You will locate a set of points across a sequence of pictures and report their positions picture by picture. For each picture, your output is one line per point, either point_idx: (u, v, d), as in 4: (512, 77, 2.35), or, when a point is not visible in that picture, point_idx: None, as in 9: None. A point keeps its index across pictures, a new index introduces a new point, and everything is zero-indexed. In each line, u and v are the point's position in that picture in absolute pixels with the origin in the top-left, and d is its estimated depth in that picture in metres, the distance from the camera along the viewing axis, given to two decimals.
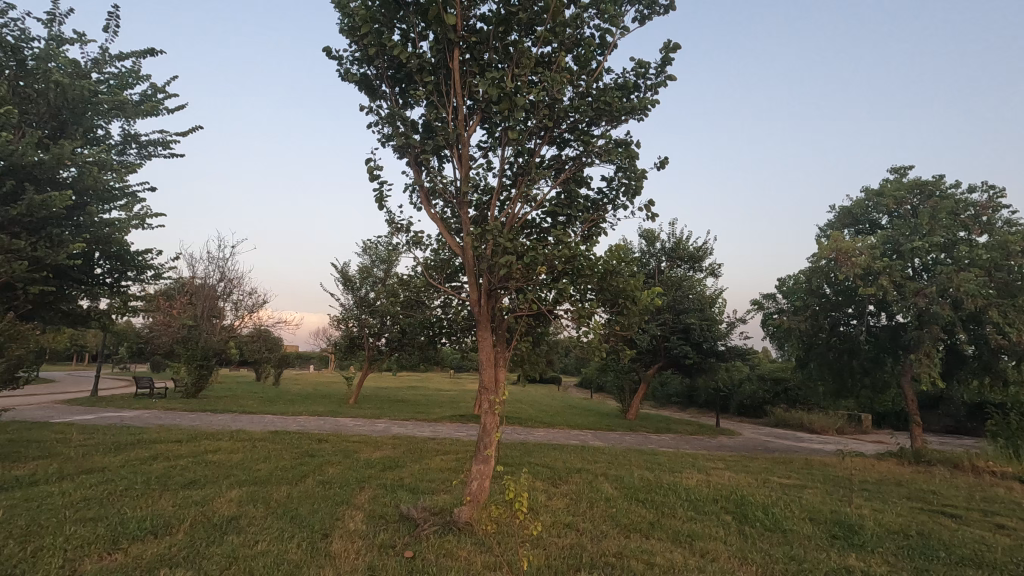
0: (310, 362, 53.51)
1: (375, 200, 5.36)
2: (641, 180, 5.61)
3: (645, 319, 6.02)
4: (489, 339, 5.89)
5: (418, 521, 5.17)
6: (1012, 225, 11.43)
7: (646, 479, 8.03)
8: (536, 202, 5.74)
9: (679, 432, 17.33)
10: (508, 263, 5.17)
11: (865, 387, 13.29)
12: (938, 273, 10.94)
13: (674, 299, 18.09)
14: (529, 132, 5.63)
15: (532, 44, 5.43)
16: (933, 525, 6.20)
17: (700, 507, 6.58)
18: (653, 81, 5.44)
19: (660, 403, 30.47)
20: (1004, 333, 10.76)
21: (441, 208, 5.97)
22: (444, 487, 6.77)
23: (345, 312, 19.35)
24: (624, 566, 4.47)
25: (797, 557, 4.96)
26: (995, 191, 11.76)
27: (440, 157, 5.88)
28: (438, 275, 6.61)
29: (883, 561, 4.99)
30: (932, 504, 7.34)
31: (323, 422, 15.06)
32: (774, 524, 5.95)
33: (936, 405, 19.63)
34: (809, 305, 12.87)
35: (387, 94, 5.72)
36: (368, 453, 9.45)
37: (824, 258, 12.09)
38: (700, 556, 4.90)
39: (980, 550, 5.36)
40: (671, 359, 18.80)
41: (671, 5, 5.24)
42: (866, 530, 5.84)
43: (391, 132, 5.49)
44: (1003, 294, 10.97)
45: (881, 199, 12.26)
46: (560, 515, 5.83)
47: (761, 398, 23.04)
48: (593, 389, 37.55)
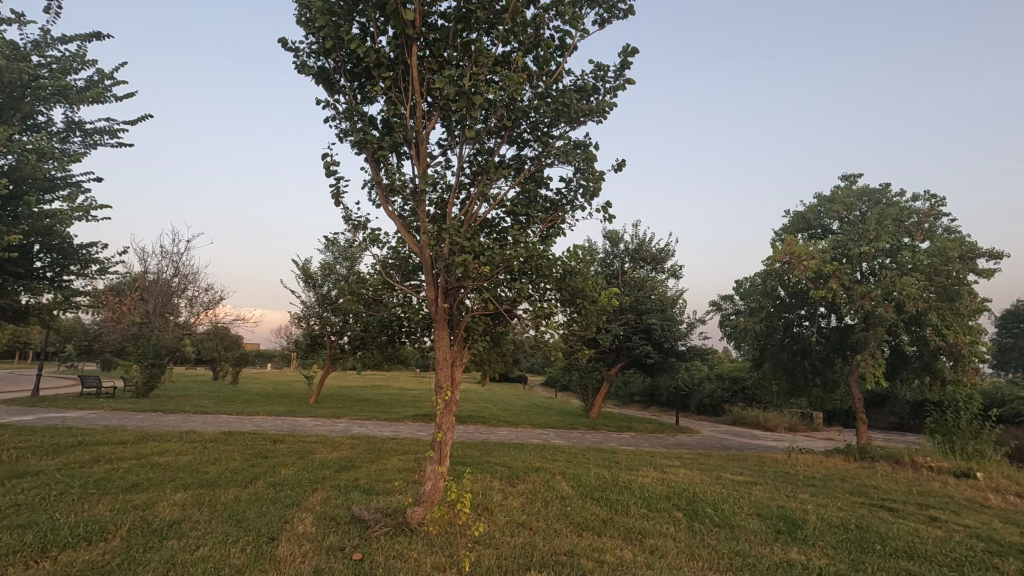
0: (269, 360, 52.21)
1: (331, 196, 5.27)
2: (599, 182, 5.67)
3: (604, 319, 6.08)
4: (446, 338, 5.85)
5: (369, 523, 5.10)
6: (952, 232, 12.04)
7: (603, 478, 8.12)
8: (495, 202, 5.72)
9: (640, 430, 17.58)
10: (464, 262, 5.15)
11: (816, 386, 13.78)
12: (883, 277, 11.43)
13: (637, 300, 18.37)
14: (488, 132, 5.62)
15: (493, 43, 5.40)
16: (871, 518, 6.48)
17: (653, 504, 6.70)
18: (611, 85, 5.51)
19: (623, 401, 30.91)
20: (942, 335, 11.32)
21: (400, 206, 5.90)
22: (399, 488, 6.69)
23: (306, 310, 19.11)
24: (574, 565, 4.50)
25: (742, 552, 5.10)
26: (936, 200, 12.37)
27: (399, 154, 5.82)
28: (397, 274, 6.55)
29: (823, 554, 5.18)
30: (873, 498, 7.67)
31: (281, 422, 14.73)
32: (723, 520, 6.11)
33: (882, 403, 20.54)
34: (763, 307, 13.28)
35: (345, 88, 5.61)
36: (325, 453, 9.28)
37: (778, 261, 12.46)
38: (649, 553, 4.98)
39: (912, 542, 5.62)
40: (632, 359, 19.07)
41: (629, 10, 5.32)
42: (809, 524, 6.06)
43: (349, 127, 5.40)
44: (942, 298, 11.55)
45: (832, 205, 12.73)
46: (515, 514, 5.84)
47: (719, 397, 23.64)
48: (558, 387, 37.86)
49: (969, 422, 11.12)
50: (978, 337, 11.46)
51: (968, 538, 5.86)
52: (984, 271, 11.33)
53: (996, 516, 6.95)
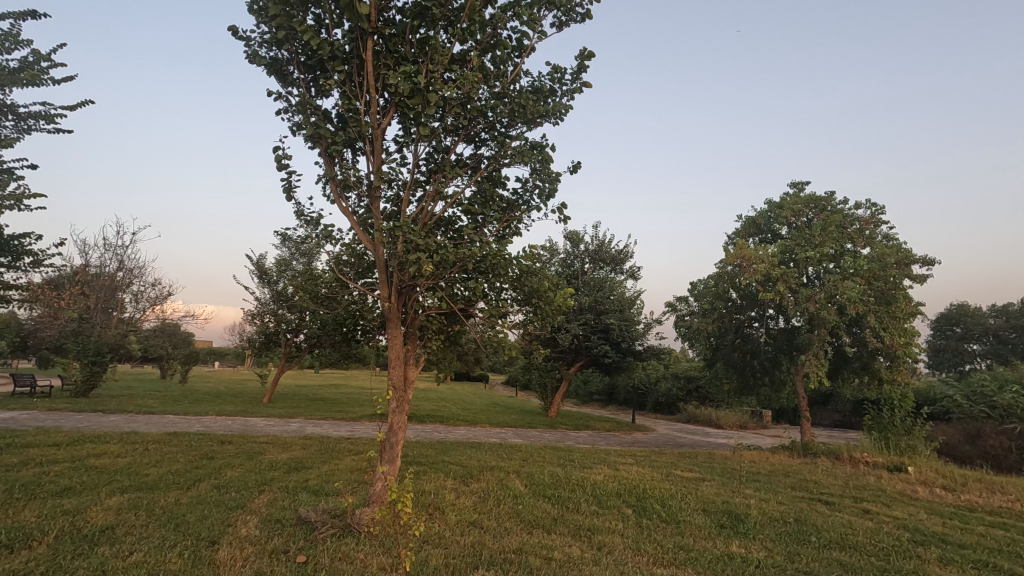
0: (223, 359, 50.72)
1: (283, 191, 5.14)
2: (554, 183, 5.73)
3: (560, 320, 6.15)
4: (400, 337, 5.78)
5: (316, 524, 5.00)
6: (890, 240, 12.69)
7: (556, 476, 8.23)
8: (450, 200, 5.69)
9: (597, 429, 17.83)
10: (418, 261, 5.09)
11: (765, 385, 14.27)
12: (827, 281, 11.95)
13: (596, 300, 18.63)
14: (445, 129, 5.59)
15: (450, 40, 5.38)
16: (809, 512, 6.78)
17: (604, 501, 6.84)
18: (568, 87, 5.57)
19: (581, 400, 31.35)
20: (880, 337, 11.93)
21: (355, 203, 5.79)
22: (350, 488, 6.60)
23: (260, 307, 18.58)
24: (523, 562, 4.54)
25: (686, 546, 5.25)
26: (877, 208, 13.01)
27: (354, 150, 5.73)
28: (352, 271, 6.44)
29: (762, 546, 5.40)
30: (812, 492, 8.02)
31: (231, 422, 14.30)
32: (670, 516, 6.28)
33: (825, 401, 21.47)
34: (715, 309, 13.71)
35: (298, 81, 5.47)
36: (275, 454, 9.04)
37: (729, 264, 12.88)
38: (597, 549, 5.07)
39: (845, 533, 5.91)
40: (591, 358, 19.33)
41: (587, 14, 5.38)
42: (751, 518, 6.28)
43: (302, 120, 5.27)
44: (880, 302, 12.16)
45: (781, 211, 13.20)
46: (466, 513, 5.84)
47: (675, 396, 24.22)
48: (518, 386, 37.91)
49: (902, 419, 11.79)
50: (912, 339, 12.14)
51: (896, 529, 6.19)
52: (918, 276, 12.00)
53: (923, 508, 7.37)
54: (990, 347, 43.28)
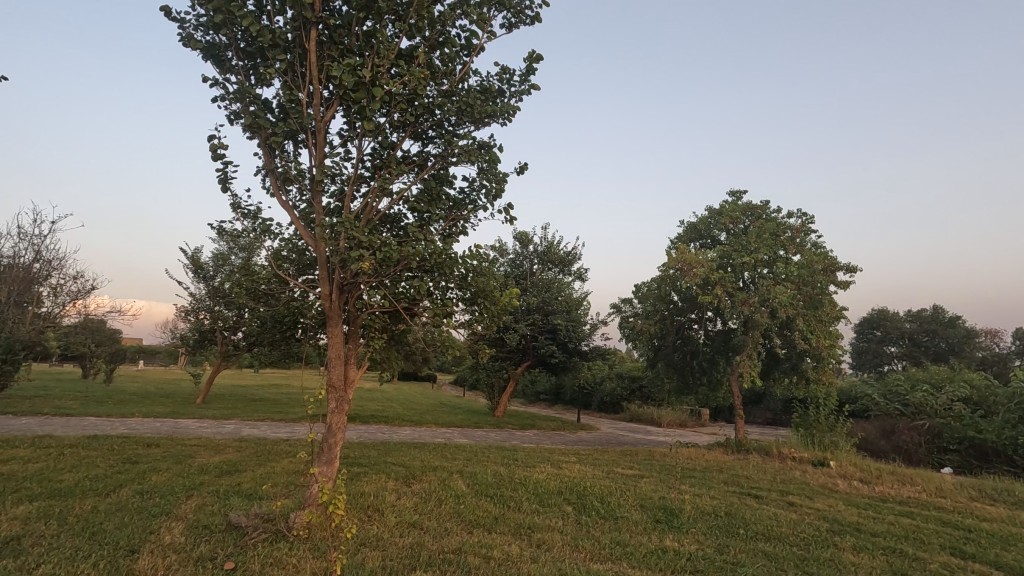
0: (153, 358, 47.99)
1: (218, 182, 4.91)
2: (501, 184, 5.75)
3: (505, 320, 6.16)
4: (341, 336, 5.62)
5: (247, 529, 4.79)
6: (818, 247, 13.45)
7: (499, 475, 8.25)
8: (395, 197, 5.61)
9: (543, 428, 17.99)
10: (360, 258, 4.97)
11: (703, 385, 14.79)
12: (760, 286, 12.57)
13: (543, 300, 18.82)
14: (390, 125, 5.50)
15: (397, 35, 5.30)
16: (739, 505, 7.10)
17: (545, 499, 6.92)
18: (517, 88, 5.61)
19: (529, 400, 31.59)
20: (807, 339, 12.64)
21: (296, 197, 5.60)
22: (286, 491, 6.39)
23: (195, 303, 17.69)
24: (461, 562, 4.52)
25: (621, 541, 5.38)
26: (807, 218, 13.76)
27: (296, 142, 5.55)
28: (292, 267, 6.23)
29: (694, 539, 5.61)
30: (743, 487, 8.40)
31: (160, 424, 13.54)
32: (609, 512, 6.44)
33: (758, 400, 22.54)
34: (658, 311, 14.13)
35: (237, 68, 5.24)
36: (207, 457, 8.64)
37: (671, 268, 13.31)
38: (536, 547, 5.13)
39: (771, 525, 6.22)
40: (538, 358, 19.51)
41: (536, 17, 5.43)
42: (685, 513, 6.52)
43: (240, 109, 5.06)
44: (808, 306, 12.90)
45: (720, 218, 13.75)
46: (407, 514, 5.76)
47: (619, 395, 24.78)
48: (466, 386, 37.68)
49: (826, 416, 12.55)
50: (836, 341, 12.93)
51: (816, 520, 6.58)
52: (842, 282, 12.79)
53: (841, 499, 7.87)
54: (907, 349, 46.59)
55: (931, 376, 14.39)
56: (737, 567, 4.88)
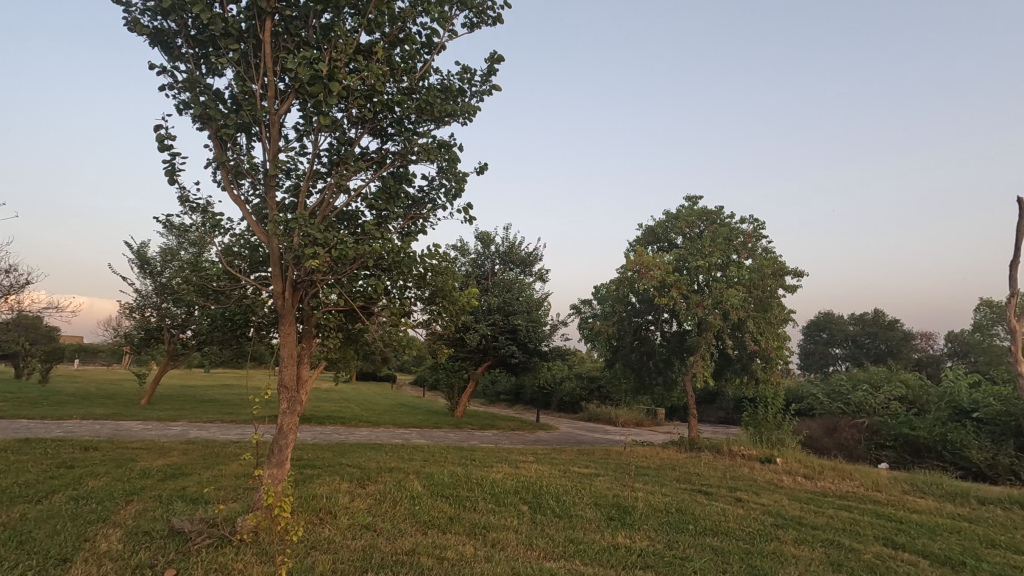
0: (94, 357, 45.63)
1: (166, 174, 4.72)
2: (460, 183, 5.73)
3: (464, 320, 6.14)
4: (294, 335, 5.48)
5: (191, 534, 4.62)
6: (768, 252, 13.96)
7: (455, 475, 8.22)
8: (352, 194, 5.51)
9: (502, 428, 18.01)
10: (315, 255, 4.86)
11: (658, 385, 15.11)
12: (713, 289, 12.95)
13: (504, 300, 18.86)
14: (348, 120, 5.41)
15: (355, 29, 5.21)
16: (689, 502, 7.30)
17: (501, 499, 6.94)
18: (478, 88, 5.61)
19: (488, 400, 31.59)
20: (757, 341, 13.12)
21: (248, 191, 5.43)
22: (235, 494, 6.19)
23: (141, 300, 16.92)
24: (415, 563, 4.50)
25: (575, 539, 5.45)
26: (759, 224, 14.26)
27: (250, 135, 5.38)
28: (245, 263, 6.04)
29: (645, 536, 5.74)
30: (694, 484, 8.65)
31: (100, 426, 12.89)
32: (563, 510, 6.51)
33: (711, 400, 23.22)
34: (616, 312, 14.39)
35: (187, 55, 5.03)
36: (150, 460, 8.28)
37: (629, 270, 13.58)
38: (490, 546, 5.14)
39: (719, 520, 6.43)
40: (498, 358, 19.53)
41: (498, 18, 5.45)
42: (637, 510, 6.65)
43: (190, 99, 4.88)
44: (758, 308, 13.37)
45: (677, 222, 14.10)
46: (360, 516, 5.68)
47: (578, 395, 25.07)
48: (426, 386, 37.31)
49: (773, 415, 13.05)
50: (784, 342, 13.46)
51: (762, 515, 6.83)
52: (790, 287, 13.31)
53: (785, 494, 8.21)
54: (850, 351, 48.94)
55: (871, 377, 15.22)
56: (686, 561, 5.02)
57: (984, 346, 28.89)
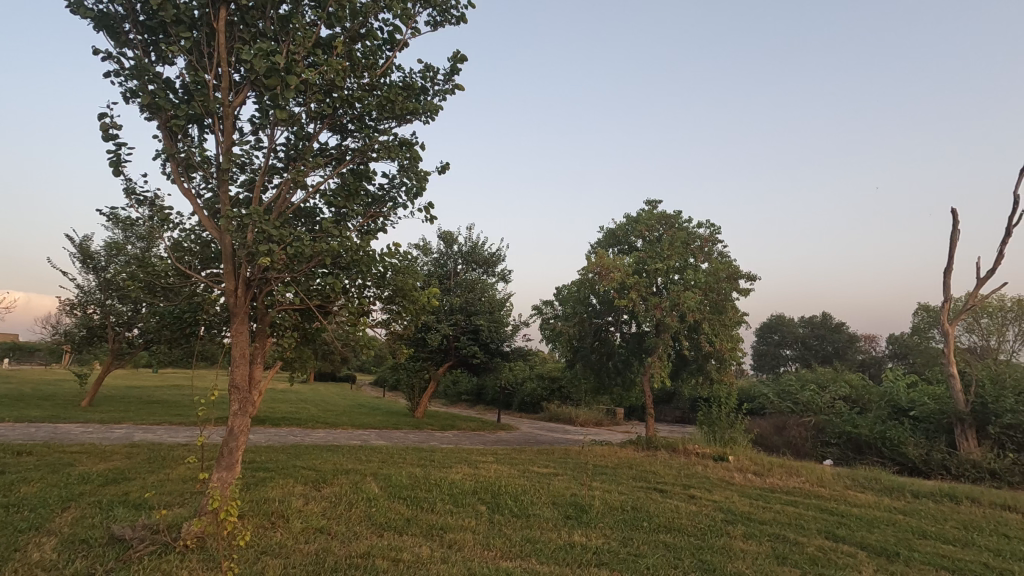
0: (30, 357, 43.08)
1: (110, 165, 4.51)
2: (422, 182, 5.68)
3: (425, 319, 6.07)
4: (246, 334, 5.31)
5: (132, 541, 4.43)
6: (723, 256, 14.39)
7: (414, 476, 8.14)
8: (310, 190, 5.39)
9: (462, 429, 17.94)
10: (269, 252, 4.73)
11: (617, 385, 15.36)
12: (671, 291, 13.25)
13: (466, 300, 18.81)
14: (306, 115, 5.29)
15: (315, 22, 5.12)
16: (644, 499, 7.46)
17: (459, 499, 6.92)
18: (440, 87, 5.58)
19: (450, 400, 31.43)
20: (711, 342, 13.51)
21: (200, 185, 5.24)
22: (181, 499, 5.96)
23: (83, 296, 16.06)
24: (369, 566, 4.44)
25: (532, 539, 5.49)
26: (715, 229, 14.68)
27: (202, 127, 5.20)
28: (196, 260, 5.82)
29: (600, 534, 5.83)
30: (649, 482, 8.84)
31: (35, 429, 12.18)
32: (521, 510, 6.55)
33: (668, 400, 23.78)
34: (577, 313, 14.57)
35: (134, 42, 4.82)
36: (90, 464, 7.88)
37: (590, 272, 13.77)
38: (447, 547, 5.12)
39: (672, 517, 6.58)
40: (459, 359, 19.45)
41: (462, 17, 5.43)
42: (593, 508, 6.74)
43: (138, 87, 4.68)
44: (713, 311, 13.78)
45: (637, 225, 14.36)
46: (313, 519, 5.56)
47: (538, 395, 25.22)
48: (386, 387, 36.81)
49: (726, 414, 13.46)
50: (737, 344, 13.89)
51: (712, 511, 7.04)
52: (743, 290, 13.76)
53: (736, 491, 8.48)
54: (799, 352, 50.92)
55: (818, 377, 15.99)
56: (639, 558, 5.13)
57: (921, 348, 30.57)
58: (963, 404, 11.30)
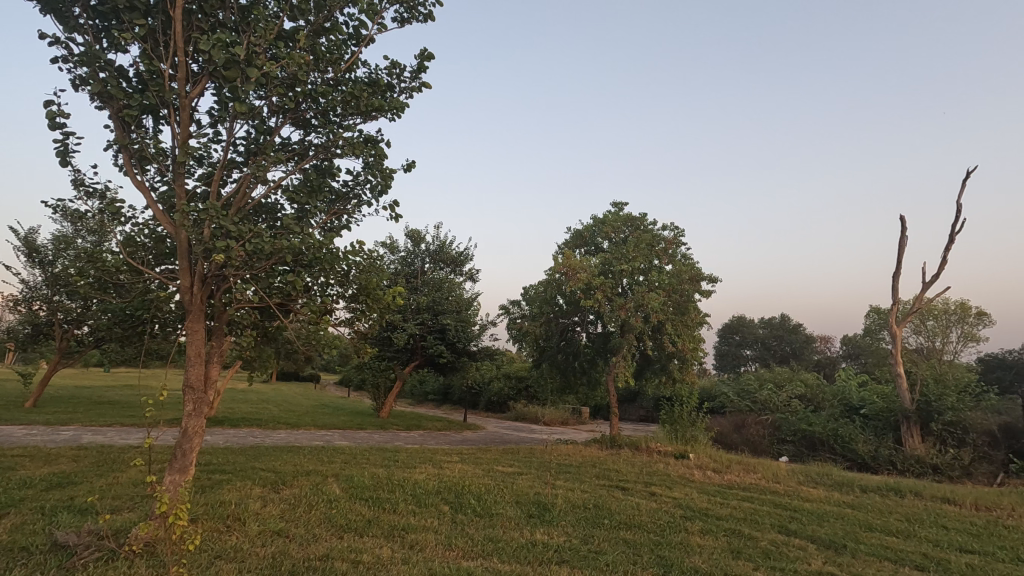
0: None
1: (57, 156, 4.31)
2: (387, 180, 5.61)
3: (390, 319, 5.98)
4: (202, 332, 5.15)
5: (76, 548, 4.24)
6: (687, 258, 14.71)
7: (377, 477, 8.05)
8: (271, 186, 5.27)
9: (428, 428, 17.84)
10: (227, 248, 4.60)
11: (582, 385, 15.52)
12: (636, 292, 13.46)
13: (433, 299, 18.69)
14: (268, 108, 5.17)
15: (277, 14, 5.00)
16: (607, 497, 7.56)
17: (422, 500, 6.88)
18: (407, 85, 5.53)
19: (416, 400, 31.20)
20: (674, 342, 13.81)
21: (155, 177, 5.06)
22: (131, 504, 5.74)
23: (29, 292, 15.30)
24: (328, 568, 4.37)
25: (495, 538, 5.50)
26: (679, 231, 14.99)
27: (157, 118, 5.02)
28: (150, 255, 5.62)
29: (562, 531, 5.90)
30: (612, 480, 8.97)
31: None
32: (485, 509, 6.56)
33: (633, 398, 24.17)
34: (544, 313, 14.66)
35: (84, 27, 4.62)
36: (33, 468, 7.51)
37: (557, 272, 13.88)
38: (408, 548, 5.09)
39: (633, 514, 6.71)
40: (426, 358, 19.33)
41: (429, 15, 5.39)
42: (556, 507, 6.80)
43: (88, 74, 4.48)
44: (676, 312, 14.07)
45: (603, 227, 14.56)
46: (271, 522, 5.44)
47: (505, 395, 25.30)
48: (351, 387, 36.25)
49: (688, 413, 13.78)
50: (699, 344, 14.21)
51: (672, 507, 7.20)
52: (705, 292, 14.09)
53: (695, 488, 8.69)
54: (759, 353, 52.42)
55: (775, 377, 16.52)
56: (599, 555, 5.20)
57: (872, 348, 31.91)
58: (908, 403, 11.82)
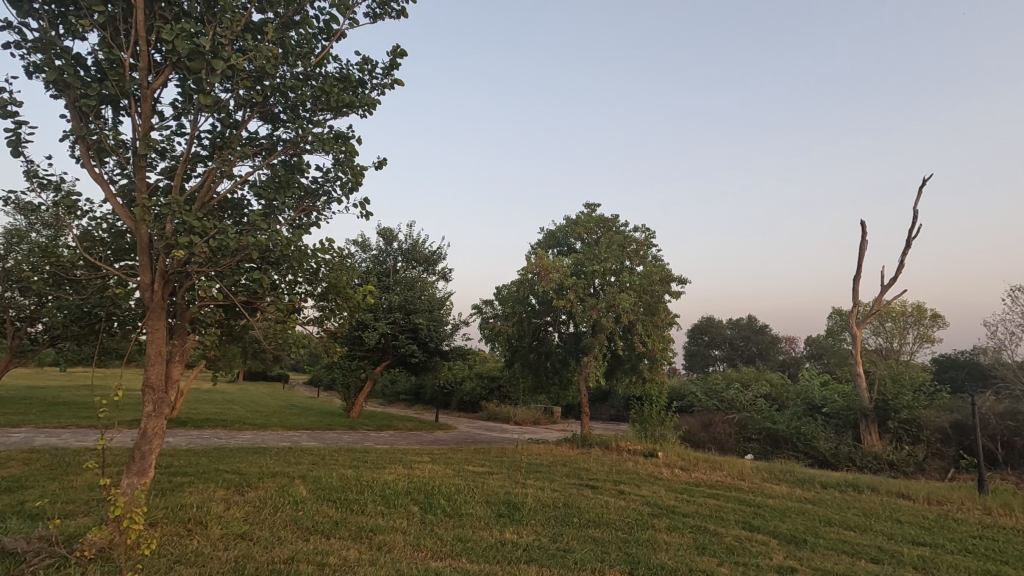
0: None
1: (8, 145, 4.13)
2: (357, 177, 5.54)
3: (359, 318, 5.90)
4: (164, 330, 5.00)
5: (26, 554, 4.06)
6: (657, 259, 14.92)
7: (345, 478, 7.95)
8: (237, 181, 5.15)
9: (399, 429, 17.68)
10: (190, 244, 4.48)
11: (554, 384, 15.61)
12: (607, 293, 13.58)
13: (405, 298, 18.53)
14: (235, 102, 5.05)
15: (245, 6, 4.89)
16: (576, 496, 7.62)
17: (391, 500, 6.81)
18: (379, 81, 5.47)
19: (387, 400, 30.88)
20: (644, 343, 14.00)
21: (114, 170, 4.88)
22: (86, 508, 5.53)
23: None
24: (293, 571, 4.29)
25: (464, 538, 5.49)
26: (649, 233, 15.20)
27: (117, 108, 4.84)
28: (109, 250, 5.43)
29: (532, 530, 5.92)
30: (582, 479, 9.04)
31: None
32: (454, 509, 6.54)
33: (604, 398, 24.41)
34: (517, 313, 14.68)
35: (39, 12, 4.43)
36: None
37: (530, 272, 13.92)
38: (376, 549, 5.04)
39: (601, 512, 6.78)
40: (397, 358, 19.15)
41: (401, 12, 5.34)
42: (526, 506, 6.81)
43: (42, 60, 4.29)
44: (646, 312, 14.26)
45: (576, 227, 14.66)
46: (234, 526, 5.31)
47: (477, 395, 25.24)
48: (321, 386, 35.67)
49: (657, 412, 13.97)
50: (668, 344, 14.44)
51: (640, 505, 7.31)
52: (675, 293, 14.33)
53: (663, 485, 8.83)
54: (727, 353, 53.55)
55: (741, 376, 16.89)
56: (568, 554, 5.24)
57: (833, 349, 32.95)
58: (867, 401, 12.24)
